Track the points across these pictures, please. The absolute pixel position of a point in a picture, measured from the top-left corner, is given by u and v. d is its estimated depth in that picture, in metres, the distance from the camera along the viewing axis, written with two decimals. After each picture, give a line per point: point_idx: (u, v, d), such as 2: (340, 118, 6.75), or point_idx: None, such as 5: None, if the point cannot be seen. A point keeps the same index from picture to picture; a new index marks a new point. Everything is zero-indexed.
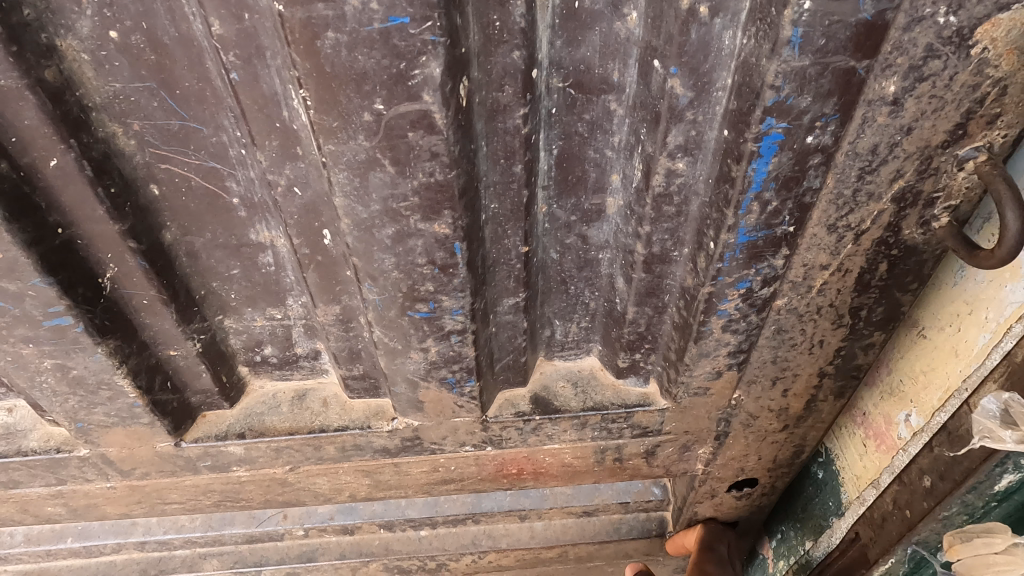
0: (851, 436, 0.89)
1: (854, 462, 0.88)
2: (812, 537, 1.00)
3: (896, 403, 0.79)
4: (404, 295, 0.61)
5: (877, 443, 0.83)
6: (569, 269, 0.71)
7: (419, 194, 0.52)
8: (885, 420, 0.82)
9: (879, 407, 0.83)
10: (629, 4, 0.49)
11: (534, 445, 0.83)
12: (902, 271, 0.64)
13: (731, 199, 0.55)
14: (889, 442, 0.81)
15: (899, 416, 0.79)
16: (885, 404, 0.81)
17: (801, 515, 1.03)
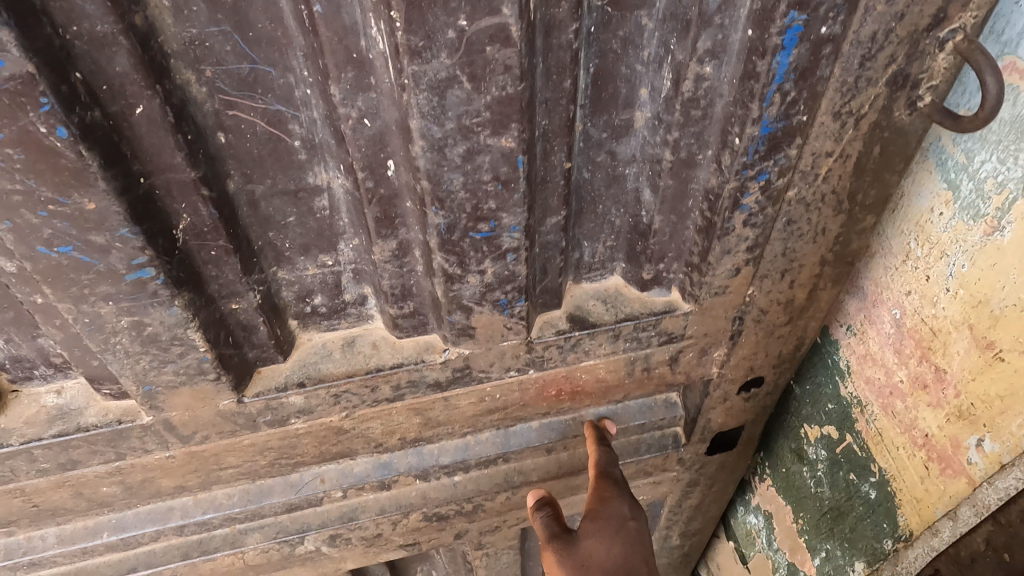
0: (909, 457, 0.93)
1: (915, 486, 0.93)
2: (864, 558, 1.06)
3: (964, 425, 0.82)
4: (469, 216, 0.66)
5: (943, 467, 0.87)
6: (598, 187, 0.77)
7: (491, 109, 0.57)
8: (952, 443, 0.85)
9: (944, 429, 0.86)
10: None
11: (572, 363, 0.90)
12: (892, 152, 0.73)
13: (756, 93, 0.62)
14: (957, 466, 0.85)
15: (970, 441, 0.82)
16: (952, 427, 0.84)
17: (849, 535, 1.09)
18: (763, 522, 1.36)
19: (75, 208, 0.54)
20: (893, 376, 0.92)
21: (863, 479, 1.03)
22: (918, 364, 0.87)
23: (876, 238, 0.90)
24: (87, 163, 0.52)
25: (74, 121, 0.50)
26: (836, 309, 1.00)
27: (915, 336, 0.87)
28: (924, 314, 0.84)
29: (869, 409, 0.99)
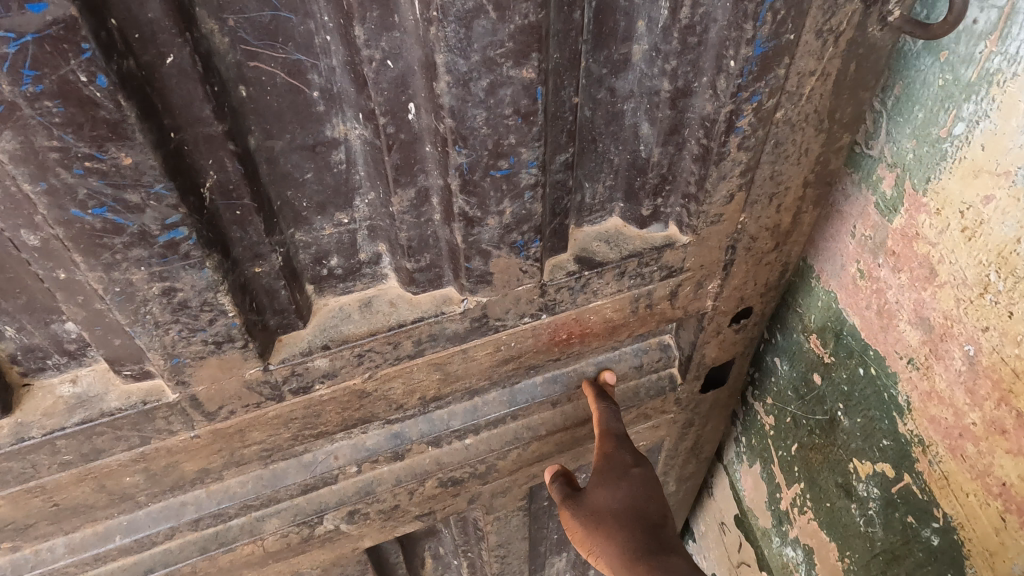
0: (982, 505, 0.87)
1: (988, 536, 0.87)
2: None
3: None
4: (490, 154, 0.68)
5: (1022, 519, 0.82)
6: (599, 125, 0.80)
7: (514, 39, 0.59)
8: None
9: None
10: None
11: (582, 304, 0.93)
12: (865, 68, 0.79)
13: (750, 14, 0.66)
14: None
15: None
16: None
17: None
18: (803, 556, 1.34)
19: (112, 164, 0.54)
20: (963, 417, 0.87)
21: (926, 523, 0.98)
22: (995, 407, 0.81)
23: (948, 268, 0.83)
24: (126, 114, 0.51)
25: (113, 70, 0.49)
26: (895, 342, 0.95)
27: (992, 375, 0.81)
28: (1004, 353, 0.78)
29: (933, 449, 0.93)
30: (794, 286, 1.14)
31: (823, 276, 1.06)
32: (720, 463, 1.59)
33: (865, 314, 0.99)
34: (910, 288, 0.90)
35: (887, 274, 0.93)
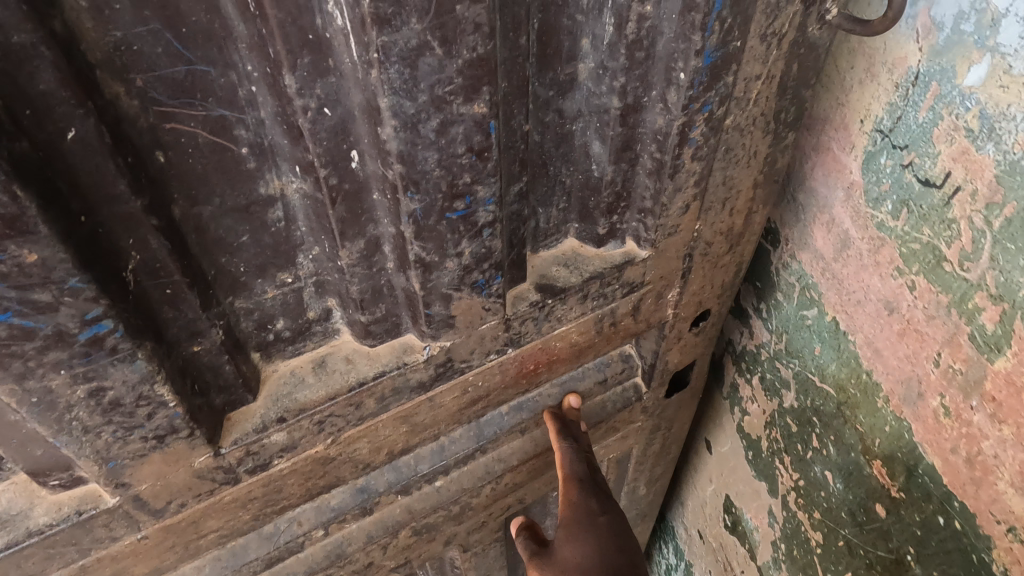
0: None
1: None
2: None
3: None
4: (444, 196, 0.62)
5: None
6: (549, 149, 0.76)
7: (463, 74, 0.54)
8: None
9: None
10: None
11: (547, 333, 0.89)
12: (806, 67, 0.78)
13: (698, 24, 0.64)
14: None
15: None
16: None
17: None
18: None
19: (12, 263, 0.46)
20: None
21: None
22: None
23: None
24: (23, 205, 0.44)
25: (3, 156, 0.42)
26: (990, 501, 0.83)
27: None
28: None
29: None
30: (855, 403, 1.02)
31: (895, 401, 0.94)
32: (752, 562, 1.46)
33: (950, 458, 0.87)
34: (1015, 445, 0.77)
35: (982, 420, 0.81)
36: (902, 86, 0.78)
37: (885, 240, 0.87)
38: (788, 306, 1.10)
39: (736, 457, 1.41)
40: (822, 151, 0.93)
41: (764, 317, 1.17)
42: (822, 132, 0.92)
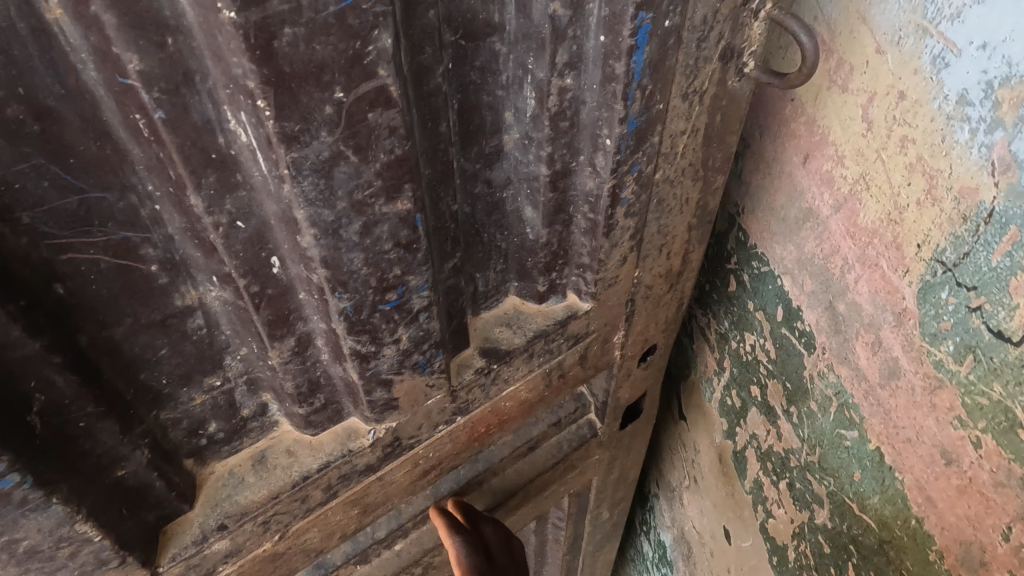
0: None
1: None
2: None
3: None
4: (374, 291, 0.60)
5: None
6: (481, 218, 0.74)
7: (383, 176, 0.52)
8: None
9: None
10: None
11: (495, 395, 0.87)
12: (729, 117, 0.79)
13: (619, 95, 0.63)
14: None
15: None
16: None
17: None
18: None
19: None
20: None
21: None
22: None
23: None
24: None
25: None
26: None
27: None
28: None
29: None
30: (902, 546, 0.88)
31: (951, 561, 0.80)
32: None
33: None
34: None
35: None
36: (971, 222, 0.66)
37: (945, 382, 0.74)
38: (824, 420, 0.97)
39: (756, 558, 1.26)
40: (870, 268, 0.80)
41: (794, 423, 1.05)
42: (871, 247, 0.79)
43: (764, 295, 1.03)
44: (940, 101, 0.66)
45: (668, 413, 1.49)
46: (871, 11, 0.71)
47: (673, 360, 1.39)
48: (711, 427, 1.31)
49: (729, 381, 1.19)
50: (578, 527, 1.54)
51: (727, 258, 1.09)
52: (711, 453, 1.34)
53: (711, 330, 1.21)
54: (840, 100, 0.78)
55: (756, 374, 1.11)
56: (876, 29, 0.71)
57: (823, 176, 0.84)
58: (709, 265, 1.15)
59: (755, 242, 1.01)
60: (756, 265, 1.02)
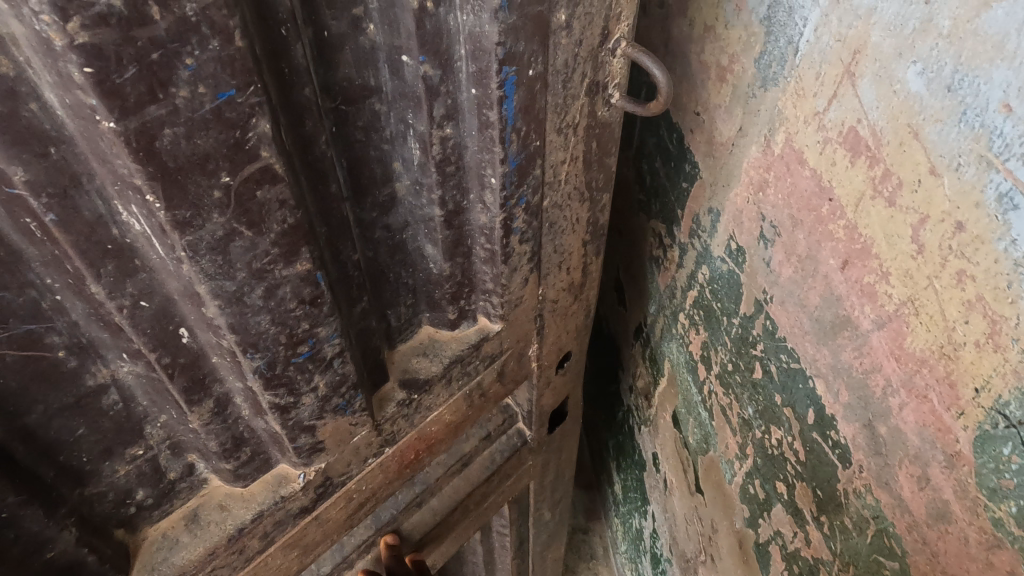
0: None
1: None
2: None
3: None
4: (285, 346, 0.63)
5: None
6: (384, 260, 0.79)
7: (279, 243, 0.55)
8: None
9: None
10: (367, 19, 0.58)
11: (420, 423, 0.91)
12: (605, 142, 0.85)
13: (497, 139, 0.68)
14: None
15: None
16: None
17: None
18: None
19: None
20: None
21: None
22: None
23: None
24: None
25: None
26: None
27: None
28: None
29: None
30: None
31: None
32: None
33: None
34: None
35: None
36: None
37: (1003, 542, 0.62)
38: (860, 540, 0.82)
39: None
40: (917, 398, 0.69)
41: (825, 533, 0.89)
42: (919, 376, 0.67)
43: (794, 391, 0.89)
44: (1007, 244, 0.55)
45: (682, 485, 1.34)
46: (926, 131, 0.61)
47: (689, 437, 1.26)
48: (731, 510, 1.14)
49: (753, 469, 1.04)
50: (522, 530, 1.59)
51: (754, 344, 0.96)
52: (731, 538, 1.15)
53: (731, 413, 1.07)
54: (887, 215, 0.67)
55: (782, 469, 0.96)
56: (931, 149, 0.61)
57: (866, 288, 0.72)
58: (733, 346, 1.01)
59: (785, 336, 0.88)
60: (785, 360, 0.89)
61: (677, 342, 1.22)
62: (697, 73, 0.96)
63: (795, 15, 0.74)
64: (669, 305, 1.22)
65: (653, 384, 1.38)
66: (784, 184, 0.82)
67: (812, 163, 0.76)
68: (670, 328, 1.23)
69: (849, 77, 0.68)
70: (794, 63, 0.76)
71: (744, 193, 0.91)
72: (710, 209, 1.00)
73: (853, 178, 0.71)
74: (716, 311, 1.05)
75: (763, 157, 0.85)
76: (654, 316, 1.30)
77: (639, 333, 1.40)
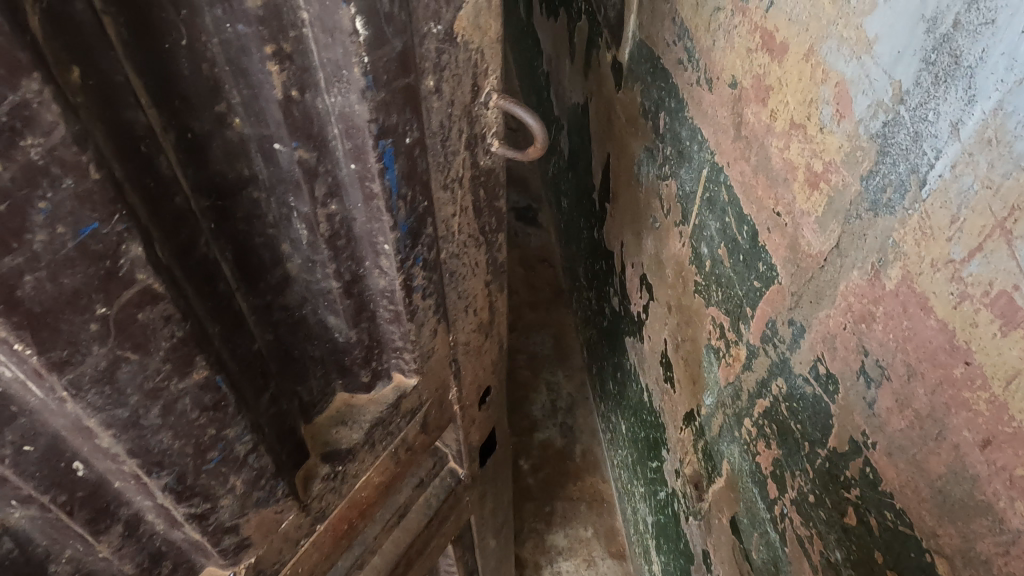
0: None
1: None
2: None
3: None
4: (192, 457, 0.59)
5: None
6: (287, 339, 0.75)
7: (171, 358, 0.53)
8: None
9: None
10: (231, 114, 0.56)
11: (348, 492, 0.89)
12: (491, 187, 0.85)
13: (385, 208, 0.65)
14: None
15: None
16: None
17: None
18: None
19: None
20: None
21: None
22: None
23: None
24: None
25: None
26: None
27: None
28: None
29: None
30: None
31: None
32: None
33: None
34: None
35: None
36: None
37: None
38: None
39: None
40: None
41: None
42: None
43: (898, 555, 0.77)
44: None
45: None
46: None
47: (753, 552, 1.14)
48: None
49: None
50: (471, 562, 1.58)
51: (848, 485, 0.84)
52: None
53: (811, 549, 0.95)
54: None
55: None
56: None
57: (1015, 481, 0.60)
58: (817, 478, 0.90)
59: (891, 492, 0.77)
60: (890, 519, 0.77)
61: (741, 447, 1.12)
62: (778, 169, 0.89)
63: (924, 143, 0.65)
64: (731, 406, 1.13)
65: (708, 481, 1.29)
66: (898, 326, 0.72)
67: (941, 313, 0.66)
68: (732, 429, 1.15)
69: (1000, 232, 0.58)
70: (919, 196, 0.66)
71: (840, 317, 0.81)
72: (789, 319, 0.91)
73: (1003, 349, 0.59)
74: (794, 433, 0.94)
75: (869, 287, 0.75)
76: (711, 410, 1.22)
77: (692, 419, 1.32)
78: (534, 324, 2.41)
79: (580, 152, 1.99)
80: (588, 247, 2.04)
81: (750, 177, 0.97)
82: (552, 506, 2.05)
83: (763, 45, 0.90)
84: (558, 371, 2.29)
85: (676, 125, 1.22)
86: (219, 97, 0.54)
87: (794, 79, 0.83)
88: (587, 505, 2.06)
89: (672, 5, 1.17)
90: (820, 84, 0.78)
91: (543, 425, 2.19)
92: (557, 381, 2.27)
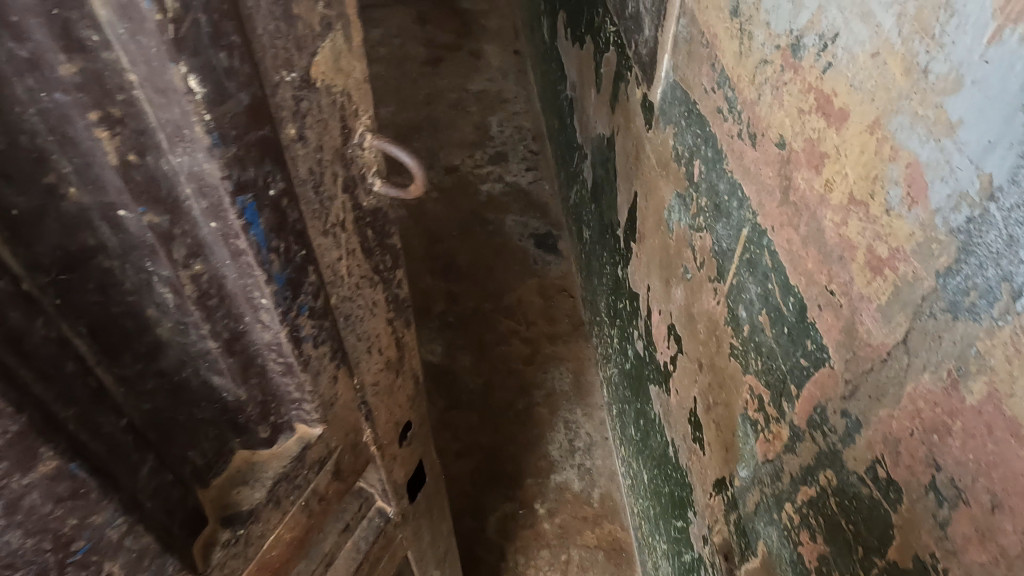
0: None
1: None
2: None
3: None
4: (52, 551, 0.53)
5: None
6: (165, 408, 0.66)
7: (8, 454, 0.48)
8: None
9: None
10: (63, 184, 0.51)
11: (253, 555, 0.78)
12: (380, 224, 0.81)
13: (257, 262, 0.61)
14: None
15: None
16: None
17: None
18: None
19: None
20: None
21: None
22: None
23: None
24: None
25: None
26: None
27: None
28: None
29: None
30: None
31: None
32: None
33: None
34: None
35: None
36: None
37: None
38: None
39: None
40: None
41: None
42: None
43: None
44: None
45: None
46: None
47: None
48: None
49: None
50: None
51: None
52: None
53: None
54: None
55: None
56: None
57: None
58: None
59: None
60: None
61: (779, 531, 1.01)
62: (833, 246, 0.80)
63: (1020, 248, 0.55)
64: (771, 486, 1.03)
65: (739, 557, 1.18)
66: (980, 448, 0.61)
67: None
68: (770, 511, 1.04)
69: None
70: (1013, 310, 0.57)
71: (906, 422, 0.71)
72: (840, 410, 0.81)
73: None
74: (845, 532, 0.83)
75: (943, 396, 0.65)
76: (746, 483, 1.12)
77: (724, 487, 1.22)
78: (552, 358, 2.30)
79: (602, 184, 1.91)
80: (610, 284, 1.93)
81: (799, 248, 0.87)
82: (567, 555, 1.91)
83: (817, 107, 0.80)
84: (576, 408, 2.18)
85: (714, 175, 1.10)
86: (46, 168, 0.50)
87: (858, 155, 0.74)
88: (604, 555, 1.90)
89: (710, 49, 1.07)
90: (888, 162, 0.70)
91: (559, 467, 2.06)
92: (575, 419, 2.15)
